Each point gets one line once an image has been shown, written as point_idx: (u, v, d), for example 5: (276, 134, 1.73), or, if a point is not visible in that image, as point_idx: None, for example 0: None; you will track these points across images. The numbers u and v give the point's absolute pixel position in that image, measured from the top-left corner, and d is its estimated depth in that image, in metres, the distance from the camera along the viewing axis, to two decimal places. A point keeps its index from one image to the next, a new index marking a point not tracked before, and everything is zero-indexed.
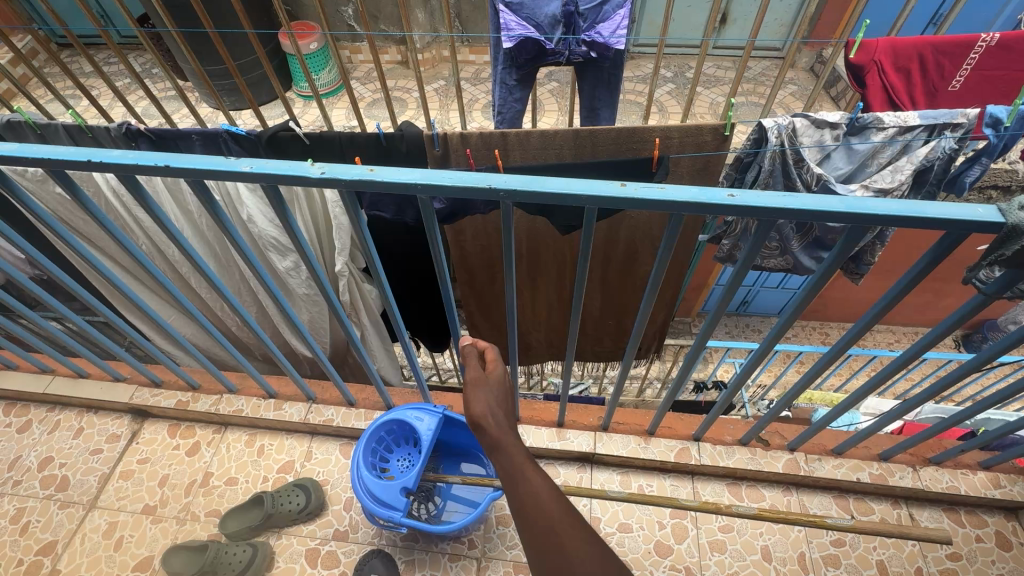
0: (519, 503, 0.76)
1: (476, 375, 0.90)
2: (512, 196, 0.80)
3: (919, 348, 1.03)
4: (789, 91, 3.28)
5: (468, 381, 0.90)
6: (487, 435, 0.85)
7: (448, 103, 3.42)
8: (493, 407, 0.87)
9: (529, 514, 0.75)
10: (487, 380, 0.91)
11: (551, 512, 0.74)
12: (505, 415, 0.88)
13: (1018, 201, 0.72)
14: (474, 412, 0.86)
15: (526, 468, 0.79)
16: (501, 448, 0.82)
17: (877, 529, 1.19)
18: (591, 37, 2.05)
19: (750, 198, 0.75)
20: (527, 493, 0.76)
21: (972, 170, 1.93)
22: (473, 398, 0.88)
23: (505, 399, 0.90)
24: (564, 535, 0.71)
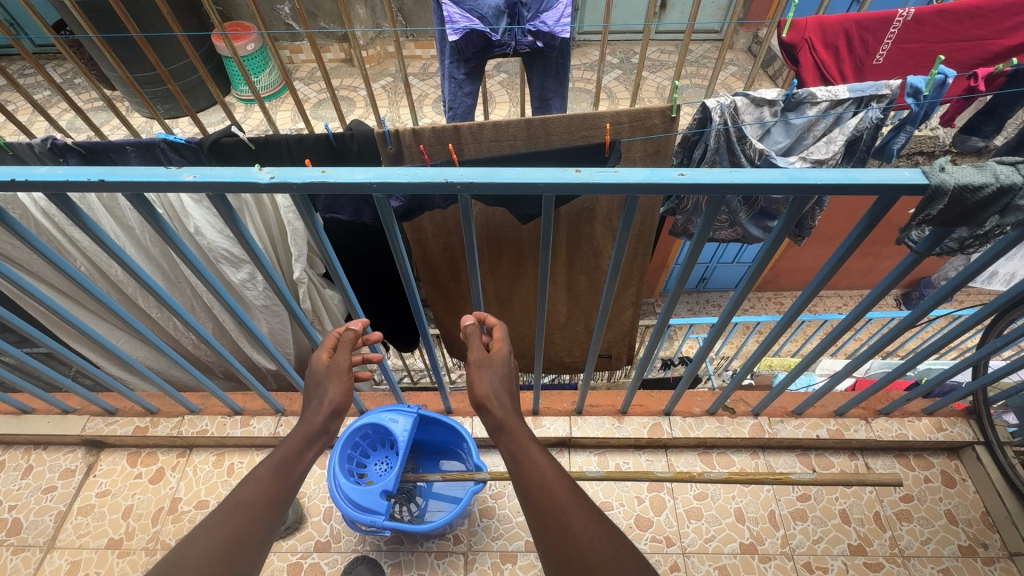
0: (526, 487, 0.77)
1: (480, 356, 0.94)
2: (469, 188, 0.80)
3: (863, 309, 1.10)
4: (729, 72, 3.40)
5: (473, 362, 0.93)
6: (490, 415, 0.88)
7: (398, 99, 3.37)
8: (496, 388, 0.91)
9: (535, 494, 0.75)
10: (490, 361, 0.94)
11: (557, 493, 0.74)
12: (510, 397, 0.92)
13: (939, 163, 0.77)
14: (481, 393, 0.90)
15: (530, 449, 0.82)
16: (504, 428, 0.86)
17: (837, 479, 1.28)
18: (536, 26, 2.05)
19: (699, 175, 0.78)
20: (532, 472, 0.78)
21: (899, 138, 2.06)
22: (476, 378, 0.91)
23: (507, 378, 0.94)
24: (571, 515, 0.71)
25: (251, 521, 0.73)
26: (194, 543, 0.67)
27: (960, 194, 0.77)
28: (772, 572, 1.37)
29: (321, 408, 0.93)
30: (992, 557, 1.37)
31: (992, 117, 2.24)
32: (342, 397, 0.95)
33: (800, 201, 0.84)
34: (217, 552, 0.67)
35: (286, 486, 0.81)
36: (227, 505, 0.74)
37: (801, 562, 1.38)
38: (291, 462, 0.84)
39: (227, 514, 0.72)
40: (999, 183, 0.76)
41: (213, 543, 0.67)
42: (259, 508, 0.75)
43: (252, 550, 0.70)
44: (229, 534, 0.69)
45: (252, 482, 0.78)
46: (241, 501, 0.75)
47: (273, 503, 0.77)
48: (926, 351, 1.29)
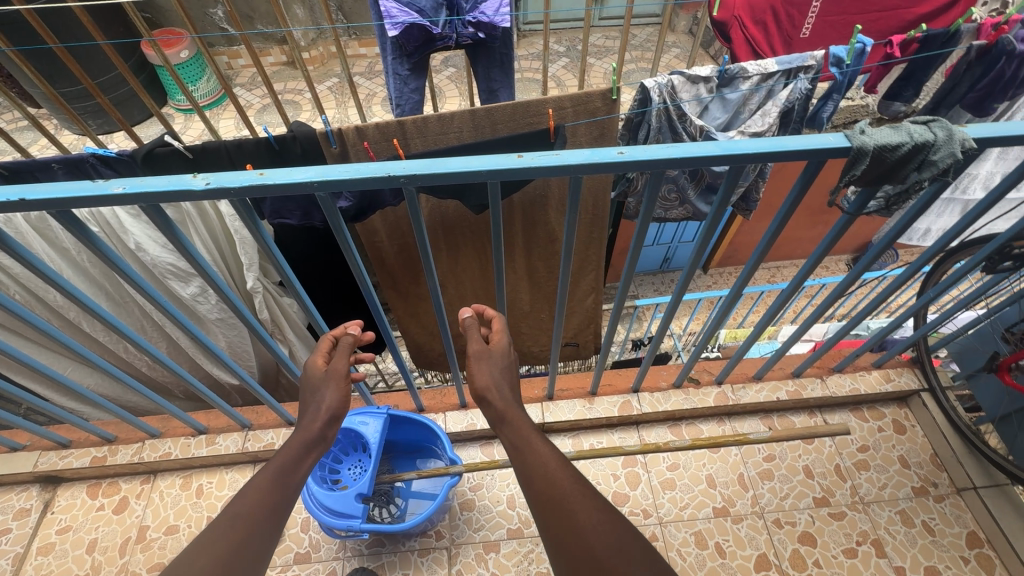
0: (529, 476, 0.77)
1: (479, 347, 0.92)
2: (413, 180, 0.80)
3: (803, 274, 1.16)
4: (672, 54, 3.47)
5: (472, 354, 0.92)
6: (491, 407, 0.87)
7: (345, 100, 3.31)
8: (497, 379, 0.89)
9: (538, 484, 0.76)
10: (490, 352, 0.93)
11: (561, 482, 0.75)
12: (511, 388, 0.90)
13: (859, 127, 0.82)
14: (481, 385, 0.89)
15: (531, 439, 0.82)
16: (507, 420, 0.85)
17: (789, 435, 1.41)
18: (476, 17, 2.05)
19: (638, 152, 0.80)
20: (535, 462, 0.78)
21: (828, 106, 2.18)
22: (476, 370, 0.90)
23: (507, 370, 0.92)
24: (575, 504, 0.72)
25: (250, 532, 0.72)
26: (192, 558, 0.66)
27: (880, 154, 0.81)
28: (745, 532, 1.42)
29: (319, 414, 0.90)
30: (943, 494, 1.46)
31: (910, 82, 2.40)
32: (340, 402, 0.93)
33: (736, 173, 0.87)
34: (217, 564, 0.66)
35: (285, 495, 0.80)
36: (225, 517, 0.73)
37: (770, 520, 1.44)
38: (290, 469, 0.83)
39: (226, 527, 0.71)
40: (914, 141, 0.80)
41: (210, 557, 0.67)
42: (258, 518, 0.74)
43: (252, 560, 0.70)
44: (227, 547, 0.69)
45: (251, 491, 0.77)
46: (239, 512, 0.74)
47: (272, 514, 0.76)
48: (865, 309, 1.37)
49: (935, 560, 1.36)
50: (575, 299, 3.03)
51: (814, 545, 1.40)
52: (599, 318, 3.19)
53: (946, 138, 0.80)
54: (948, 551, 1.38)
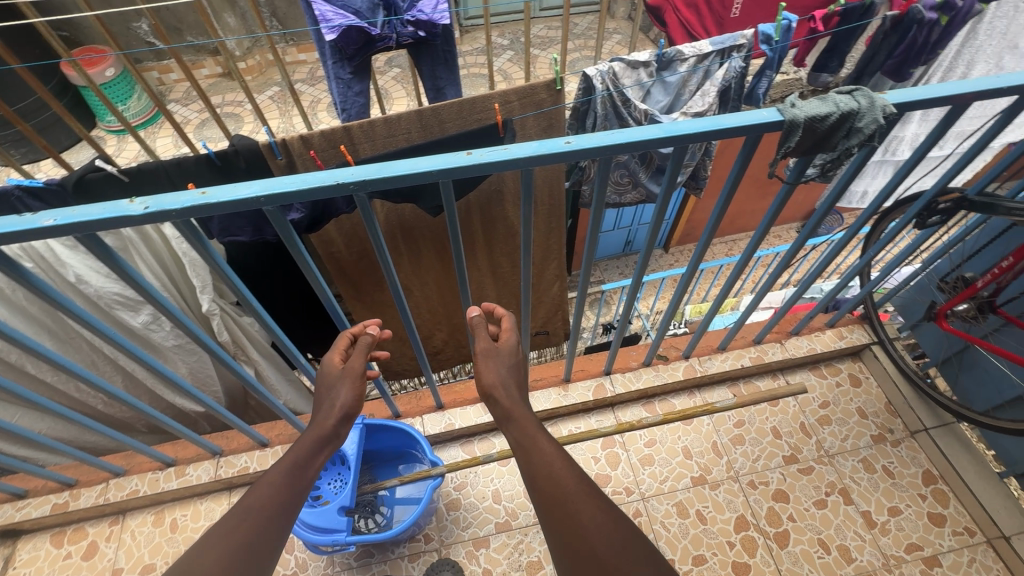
0: (533, 474, 0.78)
1: (486, 346, 0.92)
2: (363, 187, 0.79)
3: (753, 245, 1.21)
4: (614, 40, 3.52)
5: (479, 352, 0.92)
6: (498, 405, 0.88)
7: (289, 109, 3.22)
8: (503, 377, 0.90)
9: (542, 483, 0.76)
10: (498, 351, 0.93)
11: (564, 481, 0.75)
12: (517, 387, 0.91)
13: (789, 100, 0.86)
14: (487, 382, 0.89)
15: (536, 437, 0.82)
16: (512, 419, 0.85)
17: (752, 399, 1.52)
18: (414, 16, 2.02)
19: (584, 141, 0.81)
20: (539, 460, 0.78)
21: (762, 83, 2.25)
22: (483, 368, 0.90)
23: (515, 369, 0.93)
24: (578, 504, 0.72)
25: (260, 528, 0.73)
26: (206, 552, 0.68)
27: (811, 125, 0.85)
28: (722, 497, 1.48)
29: (332, 412, 0.89)
30: (898, 439, 1.56)
31: (835, 53, 2.52)
32: (353, 401, 0.91)
33: (680, 154, 0.90)
34: (230, 559, 0.68)
35: (298, 490, 0.81)
36: (237, 512, 0.74)
37: (745, 482, 1.50)
38: (303, 465, 0.84)
39: (237, 522, 0.73)
40: (839, 110, 0.85)
41: (220, 553, 0.68)
42: (270, 515, 0.75)
43: (264, 556, 0.71)
44: (237, 542, 0.70)
45: (266, 485, 0.79)
46: (250, 507, 0.75)
47: (282, 513, 0.77)
48: (813, 272, 1.44)
49: (896, 501, 1.46)
50: (541, 288, 3.06)
51: (787, 501, 1.47)
52: (565, 305, 3.23)
53: (869, 105, 0.85)
54: (907, 491, 1.47)
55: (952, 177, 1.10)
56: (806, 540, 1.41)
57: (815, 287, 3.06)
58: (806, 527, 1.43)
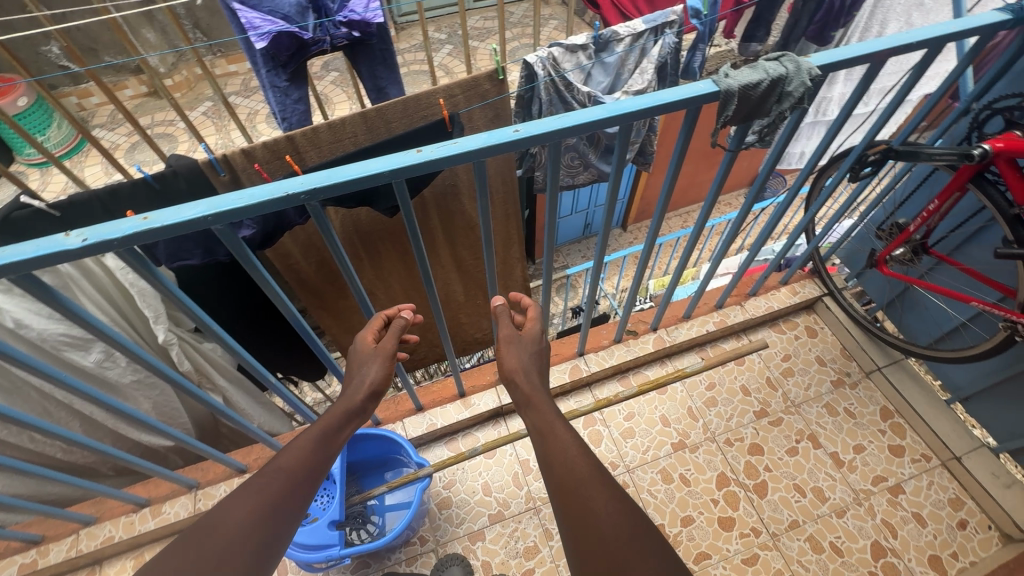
0: (549, 459, 0.75)
1: (509, 333, 0.96)
2: (315, 195, 0.77)
3: (705, 214, 1.26)
4: (551, 26, 3.54)
5: (502, 338, 0.96)
6: (518, 390, 0.89)
7: (225, 124, 3.09)
8: (524, 363, 0.93)
9: (556, 468, 0.73)
10: (520, 338, 0.96)
11: (578, 466, 0.72)
12: (540, 375, 0.92)
13: (723, 71, 0.89)
14: (510, 367, 0.92)
15: (554, 424, 0.81)
16: (532, 404, 0.86)
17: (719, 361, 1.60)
18: (346, 16, 1.98)
19: (532, 127, 0.82)
20: (555, 446, 0.76)
21: (696, 57, 2.36)
22: (506, 353, 0.94)
23: (536, 358, 0.96)
24: (591, 491, 0.68)
25: (289, 487, 0.75)
26: (238, 504, 0.70)
27: (745, 93, 0.89)
28: (702, 458, 1.54)
29: (361, 387, 0.93)
30: (856, 381, 1.66)
31: (760, 23, 2.63)
32: (382, 378, 0.95)
33: (625, 132, 0.92)
34: (263, 510, 0.70)
35: (324, 458, 0.83)
36: (268, 470, 0.76)
37: (721, 441, 1.57)
38: (330, 436, 0.86)
39: (269, 480, 0.75)
40: (769, 77, 0.89)
41: (250, 506, 0.70)
42: (298, 477, 0.77)
43: (292, 512, 0.73)
44: (267, 497, 0.72)
45: (294, 450, 0.81)
46: (281, 467, 0.77)
47: (310, 478, 0.79)
48: (763, 234, 1.50)
49: (860, 439, 1.55)
50: (503, 273, 3.02)
51: (762, 454, 1.54)
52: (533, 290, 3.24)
53: (795, 69, 0.89)
54: (868, 428, 1.57)
55: (877, 130, 1.17)
56: (783, 486, 1.49)
57: (767, 249, 3.20)
58: (782, 475, 1.51)
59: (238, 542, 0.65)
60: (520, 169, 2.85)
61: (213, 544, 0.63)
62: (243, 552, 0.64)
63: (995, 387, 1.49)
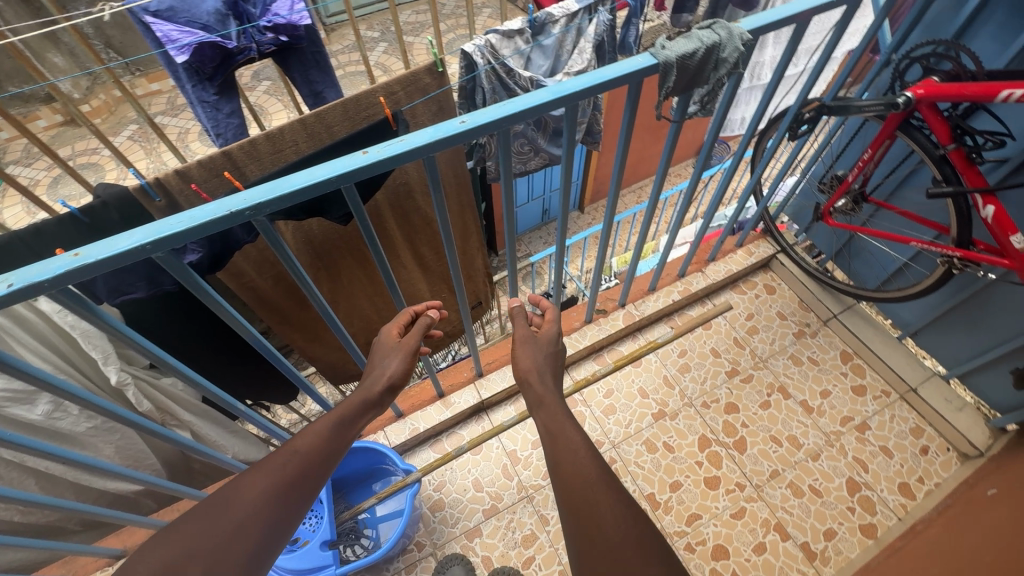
0: (557, 457, 0.73)
1: (525, 333, 0.98)
2: (261, 210, 0.74)
3: (658, 187, 1.28)
4: (486, 14, 3.51)
5: (519, 337, 0.97)
6: (531, 390, 0.89)
7: (154, 146, 2.92)
8: (538, 363, 0.93)
9: (563, 468, 0.71)
10: (535, 339, 0.98)
11: (585, 469, 0.69)
12: (551, 376, 0.92)
13: (658, 43, 0.90)
14: (525, 367, 0.92)
15: (564, 425, 0.78)
16: (544, 404, 0.84)
17: (686, 328, 1.66)
18: (271, 20, 1.89)
19: (478, 117, 0.81)
20: (564, 446, 0.74)
21: (631, 32, 2.46)
22: (522, 353, 0.95)
23: (551, 359, 0.96)
24: (597, 493, 0.65)
25: (303, 471, 0.76)
26: (253, 481, 0.71)
27: (682, 64, 0.91)
28: (682, 424, 1.59)
29: (379, 380, 0.93)
30: (816, 330, 1.74)
31: None
32: (401, 371, 0.94)
33: (572, 112, 0.92)
34: (275, 490, 0.71)
35: (341, 443, 0.84)
36: (285, 449, 0.77)
37: (699, 404, 1.62)
38: (349, 422, 0.86)
39: (284, 460, 0.75)
40: (704, 45, 0.91)
41: (263, 485, 0.71)
42: (313, 461, 0.78)
43: (303, 494, 0.74)
44: (281, 479, 0.73)
45: (311, 433, 0.81)
46: (297, 449, 0.78)
47: (325, 462, 0.79)
48: (715, 200, 1.54)
49: (825, 385, 1.63)
50: (464, 264, 2.99)
51: (738, 411, 1.60)
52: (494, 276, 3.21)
53: (728, 35, 0.91)
54: (831, 373, 1.65)
55: (809, 89, 1.21)
56: (761, 439, 1.55)
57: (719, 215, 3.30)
58: (758, 428, 1.57)
59: (246, 521, 0.66)
60: (471, 161, 2.85)
61: (221, 526, 0.65)
62: (244, 541, 0.65)
63: (941, 318, 1.58)
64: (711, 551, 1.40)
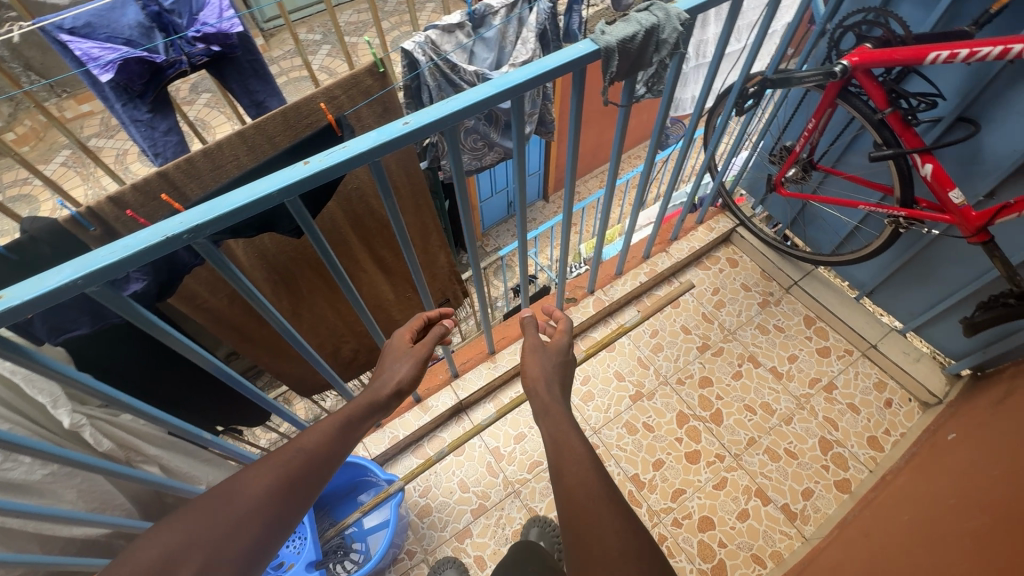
0: (559, 465, 0.73)
1: (535, 342, 1.02)
2: (201, 231, 0.71)
3: (614, 173, 1.28)
4: (429, 9, 3.45)
5: (528, 346, 1.01)
6: (538, 399, 0.90)
7: (91, 171, 2.78)
8: (546, 370, 0.96)
9: (566, 476, 0.70)
10: (545, 348, 1.01)
11: (588, 480, 0.69)
12: (557, 387, 0.93)
13: (598, 28, 0.90)
14: (533, 375, 0.95)
15: (569, 434, 0.78)
16: (550, 413, 0.85)
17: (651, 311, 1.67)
18: (200, 30, 1.81)
19: (422, 116, 0.79)
20: (568, 455, 0.74)
21: (574, 19, 2.48)
22: (531, 360, 0.98)
23: (558, 367, 0.99)
24: (598, 504, 0.65)
25: (305, 470, 0.78)
26: (258, 476, 0.74)
27: (624, 47, 0.90)
28: (660, 402, 1.61)
29: (387, 385, 0.96)
30: (779, 298, 1.79)
31: None
32: (409, 377, 0.99)
33: (518, 104, 0.90)
34: (277, 488, 0.74)
35: (345, 444, 0.87)
36: (290, 447, 0.80)
37: (674, 382, 1.65)
38: (354, 424, 0.89)
39: (288, 457, 0.78)
40: (644, 28, 0.91)
41: (267, 482, 0.74)
42: (317, 461, 0.80)
43: (304, 494, 0.77)
44: (284, 476, 0.76)
45: (317, 431, 0.84)
46: (301, 447, 0.80)
47: (328, 463, 0.82)
48: (671, 180, 1.55)
49: (792, 350, 1.68)
50: (426, 263, 2.94)
51: (712, 384, 1.64)
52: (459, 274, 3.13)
53: (665, 17, 0.91)
54: (796, 338, 1.71)
55: (750, 64, 1.23)
56: (736, 409, 1.59)
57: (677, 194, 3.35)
58: (733, 399, 1.61)
59: (245, 518, 0.70)
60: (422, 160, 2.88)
61: (223, 520, 0.68)
62: (242, 538, 0.68)
63: (893, 276, 1.64)
64: (697, 524, 1.43)
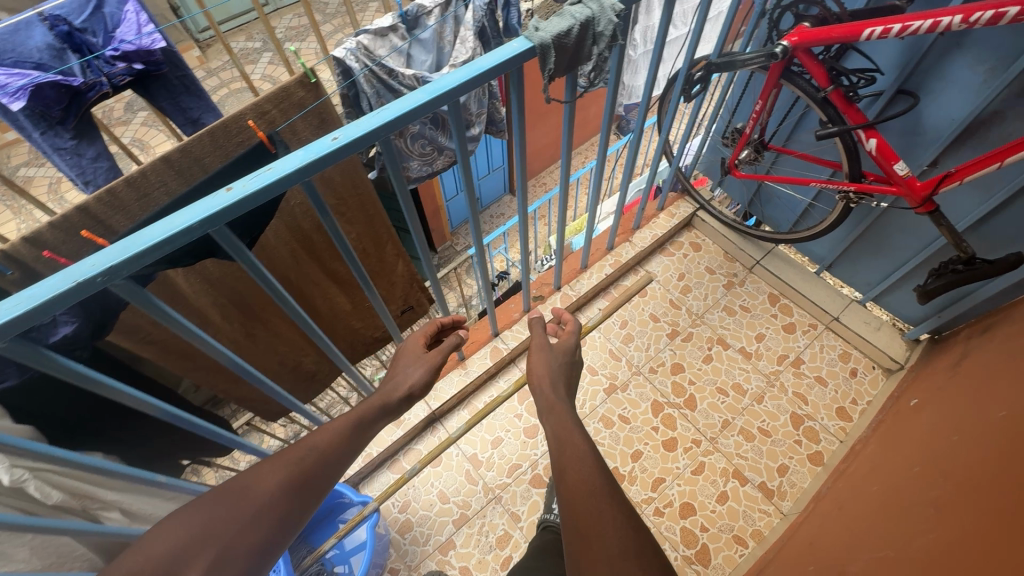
0: (561, 462, 0.72)
1: (542, 342, 1.05)
2: (118, 272, 0.66)
3: (566, 170, 1.26)
4: (371, 10, 3.37)
5: (534, 345, 1.05)
6: (544, 398, 0.91)
7: (24, 204, 2.63)
8: (551, 368, 0.99)
9: (568, 474, 0.69)
10: (551, 350, 1.05)
11: (591, 478, 0.67)
12: (560, 387, 0.95)
13: (531, 25, 0.87)
14: (539, 372, 0.98)
15: (571, 434, 0.77)
16: (554, 412, 0.86)
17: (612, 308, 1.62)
18: (118, 48, 1.82)
19: (352, 130, 0.75)
20: (570, 452, 0.73)
21: (513, 13, 2.49)
22: (536, 359, 1.01)
23: (562, 367, 1.02)
24: (600, 502, 0.63)
25: (317, 468, 0.78)
26: (271, 473, 0.74)
27: (559, 43, 0.88)
28: (634, 393, 1.61)
29: (400, 387, 0.98)
30: (743, 279, 1.80)
31: None
32: (421, 381, 1.01)
33: (455, 109, 0.87)
34: (289, 485, 0.74)
35: (357, 443, 0.87)
36: (303, 445, 0.80)
37: (647, 371, 1.65)
38: (365, 425, 0.89)
39: (300, 455, 0.78)
40: (578, 21, 0.88)
41: (282, 479, 0.74)
42: (330, 459, 0.81)
43: (316, 492, 0.77)
44: (298, 473, 0.76)
45: (328, 430, 0.84)
46: (314, 446, 0.80)
47: (339, 460, 0.82)
48: (627, 170, 1.54)
49: (758, 329, 1.71)
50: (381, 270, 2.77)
51: (684, 370, 1.65)
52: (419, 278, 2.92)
53: (600, 8, 0.88)
54: (762, 317, 1.73)
55: (694, 50, 1.22)
56: (708, 393, 1.60)
57: (637, 181, 3.37)
58: (705, 382, 1.62)
59: (257, 515, 0.70)
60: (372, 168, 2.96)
61: (236, 518, 0.68)
62: (253, 536, 0.68)
63: (850, 249, 1.67)
64: (679, 510, 1.44)
